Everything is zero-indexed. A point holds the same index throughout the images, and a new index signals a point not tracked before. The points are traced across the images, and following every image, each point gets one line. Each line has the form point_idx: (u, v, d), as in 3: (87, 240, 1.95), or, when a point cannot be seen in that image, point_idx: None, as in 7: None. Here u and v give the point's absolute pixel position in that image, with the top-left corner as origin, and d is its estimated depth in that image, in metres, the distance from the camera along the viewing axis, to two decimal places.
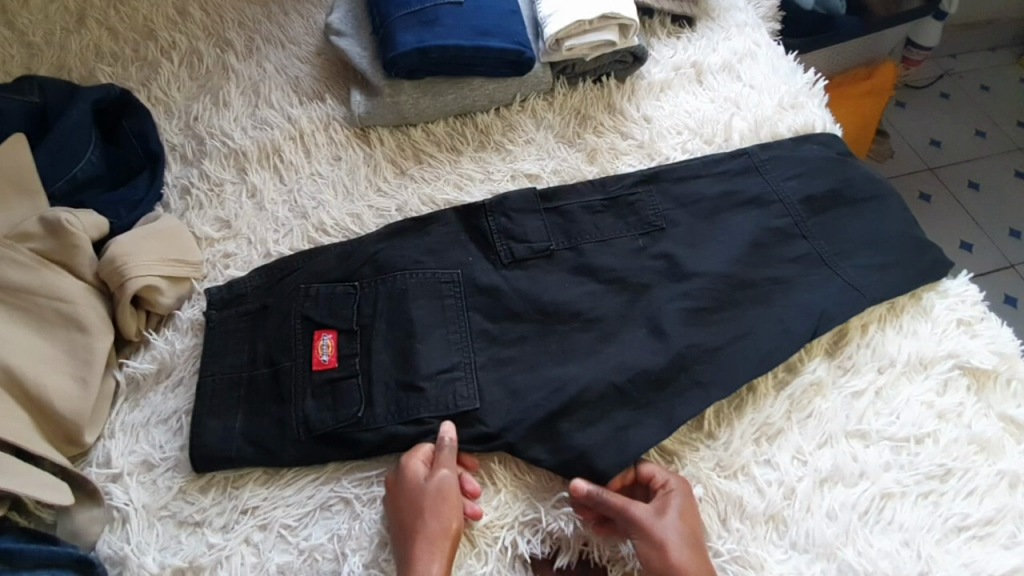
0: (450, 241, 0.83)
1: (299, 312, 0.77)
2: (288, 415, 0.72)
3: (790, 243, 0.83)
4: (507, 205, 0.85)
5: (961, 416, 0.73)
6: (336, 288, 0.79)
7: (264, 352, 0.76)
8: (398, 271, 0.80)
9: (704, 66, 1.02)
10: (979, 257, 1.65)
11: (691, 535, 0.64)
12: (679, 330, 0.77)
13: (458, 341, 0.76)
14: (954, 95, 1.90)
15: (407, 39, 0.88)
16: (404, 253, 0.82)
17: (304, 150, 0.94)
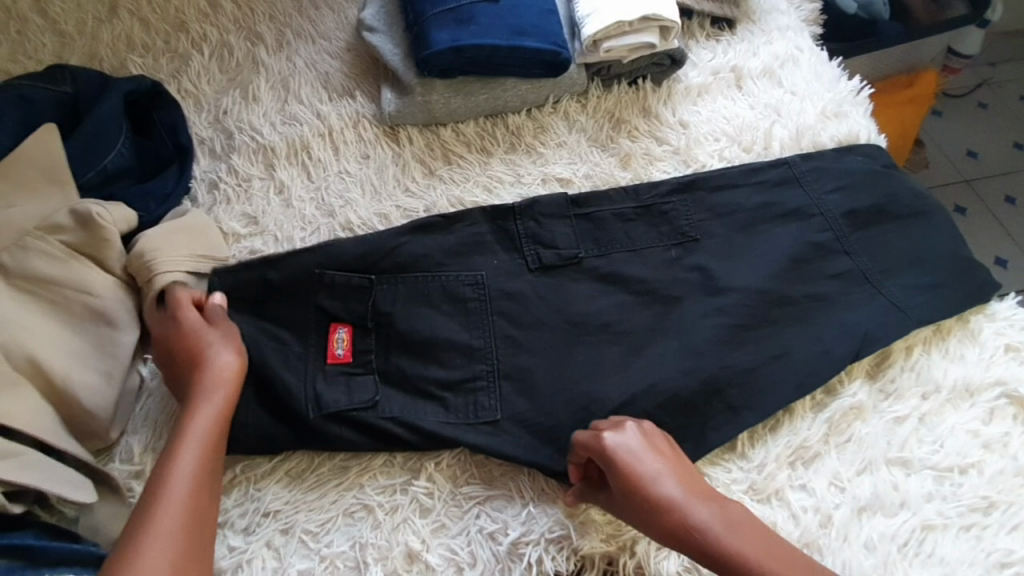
0: (479, 245, 0.82)
1: (314, 300, 0.76)
2: (298, 399, 0.71)
3: (830, 258, 0.80)
4: (537, 210, 0.83)
5: (1008, 447, 0.69)
6: (352, 278, 0.77)
7: (274, 330, 0.75)
8: (420, 271, 0.79)
9: (744, 70, 0.99)
10: (1015, 274, 1.60)
11: (657, 463, 0.64)
12: (713, 345, 0.75)
13: (483, 347, 0.75)
14: (995, 105, 1.83)
15: (441, 37, 0.86)
16: (428, 252, 0.80)
17: (332, 147, 0.92)
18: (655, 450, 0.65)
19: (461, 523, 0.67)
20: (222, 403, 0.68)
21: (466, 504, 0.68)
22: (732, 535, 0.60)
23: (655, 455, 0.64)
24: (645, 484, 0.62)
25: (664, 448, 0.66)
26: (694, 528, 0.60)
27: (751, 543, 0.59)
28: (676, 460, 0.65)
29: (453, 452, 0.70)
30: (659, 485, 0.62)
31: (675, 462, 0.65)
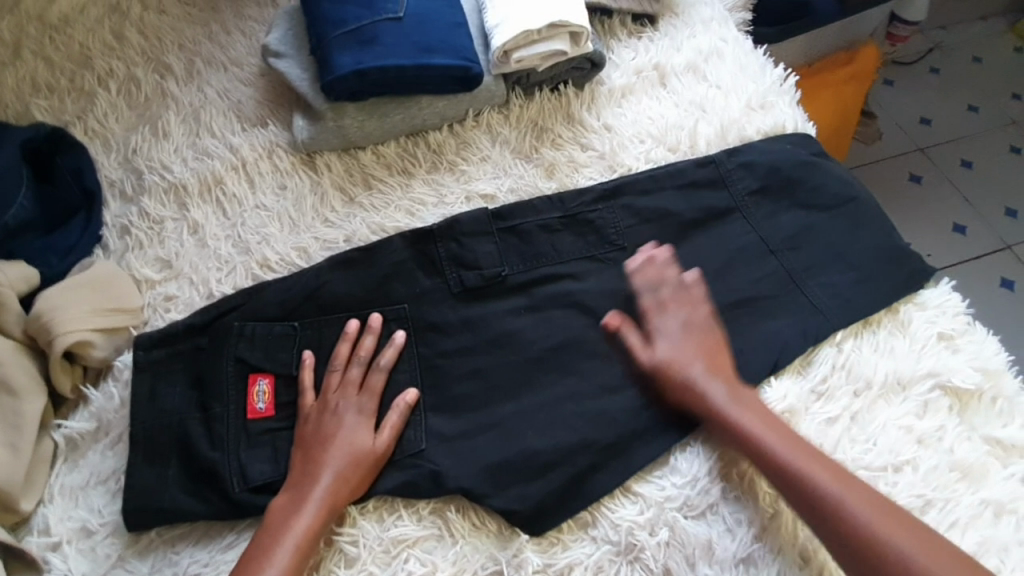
0: (398, 271, 0.78)
1: (233, 353, 0.74)
2: (222, 464, 0.69)
3: (735, 283, 0.78)
4: (457, 229, 0.80)
5: (942, 440, 0.68)
6: (274, 328, 0.76)
7: (197, 396, 0.73)
8: (342, 312, 0.77)
9: (667, 67, 0.96)
10: (973, 240, 1.62)
11: (700, 350, 0.72)
12: (642, 359, 0.73)
13: (407, 382, 0.74)
14: (945, 70, 1.87)
15: (344, 61, 0.83)
16: (348, 289, 0.78)
17: (247, 180, 0.89)
18: (698, 333, 0.73)
19: (389, 570, 0.64)
20: (356, 436, 0.69)
21: (394, 549, 0.65)
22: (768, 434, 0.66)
23: (683, 327, 0.74)
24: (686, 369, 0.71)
25: (712, 336, 0.73)
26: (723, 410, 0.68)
27: (800, 456, 0.64)
28: (718, 347, 0.73)
29: (377, 495, 0.68)
30: (657, 348, 0.73)
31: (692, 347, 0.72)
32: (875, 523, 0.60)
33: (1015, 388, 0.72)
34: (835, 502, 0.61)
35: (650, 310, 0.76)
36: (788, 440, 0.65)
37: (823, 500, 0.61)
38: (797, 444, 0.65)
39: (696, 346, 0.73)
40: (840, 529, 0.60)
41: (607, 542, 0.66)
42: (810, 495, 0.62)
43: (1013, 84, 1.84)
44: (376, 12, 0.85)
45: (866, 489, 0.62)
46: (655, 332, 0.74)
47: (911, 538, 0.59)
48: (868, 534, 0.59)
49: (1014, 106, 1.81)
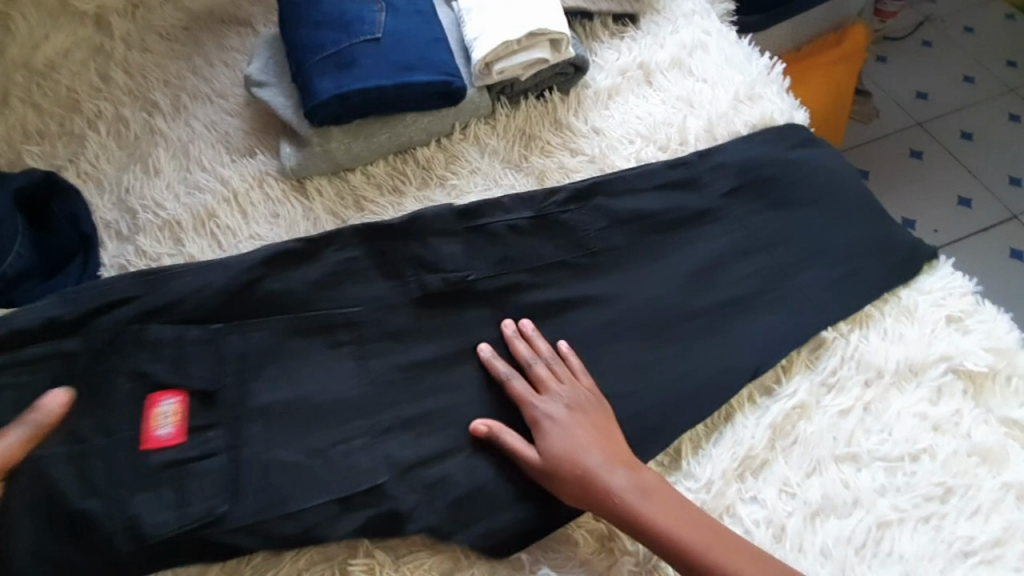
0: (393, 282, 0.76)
1: (144, 376, 0.68)
2: (114, 513, 0.61)
3: (556, 382, 0.70)
4: (442, 242, 0.78)
5: (958, 425, 0.67)
6: (199, 348, 0.70)
7: (91, 424, 0.65)
8: (283, 334, 0.73)
9: (652, 65, 0.96)
10: (978, 212, 1.59)
11: (590, 430, 0.67)
12: (532, 456, 0.66)
13: (370, 403, 0.70)
14: (937, 42, 1.85)
15: (325, 86, 0.82)
16: (298, 308, 0.74)
17: (240, 211, 0.89)
18: (593, 420, 0.68)
19: None
20: None
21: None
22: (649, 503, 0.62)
23: (542, 431, 0.67)
24: (572, 451, 0.65)
25: (597, 417, 0.68)
26: (615, 492, 0.63)
27: (717, 544, 0.60)
28: (617, 438, 0.67)
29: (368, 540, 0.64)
30: (540, 446, 0.66)
31: (606, 426, 0.68)
32: None
33: None
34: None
35: (529, 407, 0.69)
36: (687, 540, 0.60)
37: None
38: (707, 535, 0.61)
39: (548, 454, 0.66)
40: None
41: (626, 554, 0.65)
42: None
43: (1007, 50, 1.82)
44: (354, 35, 0.85)
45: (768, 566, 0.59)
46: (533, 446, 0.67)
47: None
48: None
49: (1010, 72, 1.78)
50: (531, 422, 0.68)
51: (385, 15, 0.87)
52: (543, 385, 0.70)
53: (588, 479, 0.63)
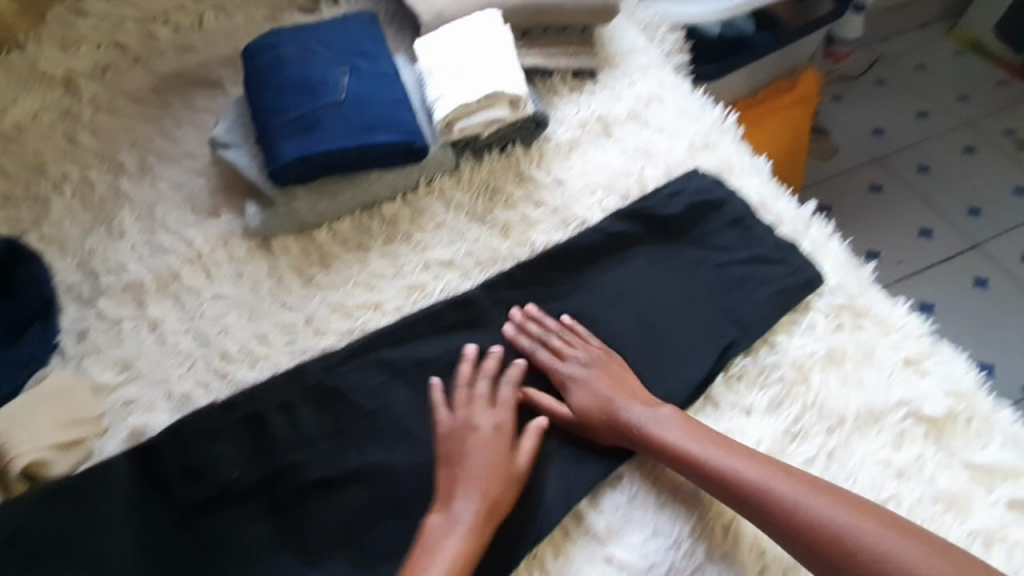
0: (366, 346, 0.80)
1: (168, 480, 0.72)
2: None
3: (573, 347, 0.77)
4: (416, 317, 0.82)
5: (921, 471, 0.67)
6: (212, 445, 0.74)
7: (116, 531, 0.69)
8: (282, 421, 0.75)
9: (610, 118, 0.99)
10: (940, 241, 1.64)
11: (613, 380, 0.74)
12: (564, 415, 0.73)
13: (355, 479, 0.72)
14: (891, 79, 1.94)
15: (288, 149, 0.84)
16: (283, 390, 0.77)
17: (204, 271, 0.89)
18: (604, 372, 0.75)
19: None
20: None
21: None
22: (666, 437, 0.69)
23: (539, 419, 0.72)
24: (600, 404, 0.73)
25: (613, 368, 0.76)
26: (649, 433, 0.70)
27: (753, 469, 0.65)
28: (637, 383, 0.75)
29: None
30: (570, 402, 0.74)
31: (625, 378, 0.75)
32: (847, 514, 0.61)
33: (988, 408, 0.71)
34: (834, 530, 0.60)
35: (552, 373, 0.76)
36: (740, 473, 0.65)
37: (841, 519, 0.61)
38: (725, 458, 0.66)
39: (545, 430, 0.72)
40: (828, 546, 0.60)
41: None
42: (801, 531, 0.61)
43: (958, 84, 1.92)
44: (317, 98, 0.87)
45: (806, 477, 0.64)
46: (521, 448, 0.70)
47: (875, 530, 0.60)
48: (856, 544, 0.59)
49: (962, 105, 1.87)
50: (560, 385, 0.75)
51: (349, 78, 0.89)
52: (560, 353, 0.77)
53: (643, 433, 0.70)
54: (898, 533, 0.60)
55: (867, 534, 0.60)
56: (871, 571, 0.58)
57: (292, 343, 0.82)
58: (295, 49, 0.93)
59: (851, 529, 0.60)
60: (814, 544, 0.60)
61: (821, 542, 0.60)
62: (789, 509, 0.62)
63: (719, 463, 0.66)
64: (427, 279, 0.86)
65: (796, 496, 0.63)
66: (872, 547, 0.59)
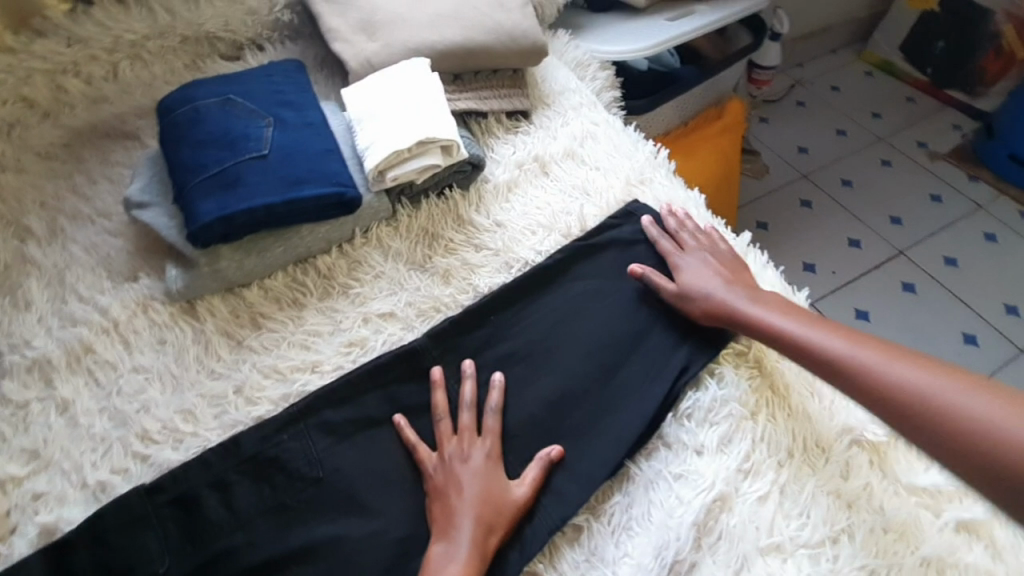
0: (309, 408, 0.73)
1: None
2: None
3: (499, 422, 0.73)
4: (354, 374, 0.75)
5: (870, 500, 0.67)
6: (132, 534, 0.67)
7: None
8: (213, 501, 0.69)
9: (546, 156, 1.00)
10: (868, 251, 1.73)
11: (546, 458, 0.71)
12: (504, 502, 0.67)
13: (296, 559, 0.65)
14: (810, 102, 2.07)
15: (207, 208, 0.79)
16: (211, 467, 0.70)
17: (121, 342, 0.82)
18: (722, 262, 0.86)
19: None
20: None
21: None
22: (755, 297, 0.79)
23: (477, 503, 0.66)
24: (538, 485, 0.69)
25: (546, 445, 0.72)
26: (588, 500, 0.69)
27: (805, 326, 0.75)
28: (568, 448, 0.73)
29: None
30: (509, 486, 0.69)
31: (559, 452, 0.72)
32: (868, 350, 0.70)
33: None
34: (847, 360, 0.70)
35: (482, 453, 0.70)
36: (844, 332, 0.73)
37: (846, 355, 0.71)
38: (810, 317, 0.77)
39: (481, 517, 0.66)
40: (850, 372, 0.69)
41: None
42: (829, 364, 0.71)
43: (870, 104, 2.06)
44: (238, 153, 0.83)
45: (851, 332, 0.73)
46: (455, 539, 0.64)
47: (902, 365, 0.68)
48: (884, 376, 0.67)
49: (875, 123, 2.01)
50: (492, 466, 0.70)
51: (273, 130, 0.86)
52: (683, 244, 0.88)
53: (771, 299, 0.80)
54: (911, 361, 0.68)
55: (908, 372, 0.67)
56: (891, 387, 0.66)
57: (220, 415, 0.75)
58: (215, 101, 0.89)
59: (866, 361, 0.69)
60: (838, 370, 0.70)
61: (847, 372, 0.70)
62: (855, 354, 0.70)
63: (787, 330, 0.75)
64: (367, 333, 0.82)
65: (852, 346, 0.71)
66: (897, 373, 0.67)
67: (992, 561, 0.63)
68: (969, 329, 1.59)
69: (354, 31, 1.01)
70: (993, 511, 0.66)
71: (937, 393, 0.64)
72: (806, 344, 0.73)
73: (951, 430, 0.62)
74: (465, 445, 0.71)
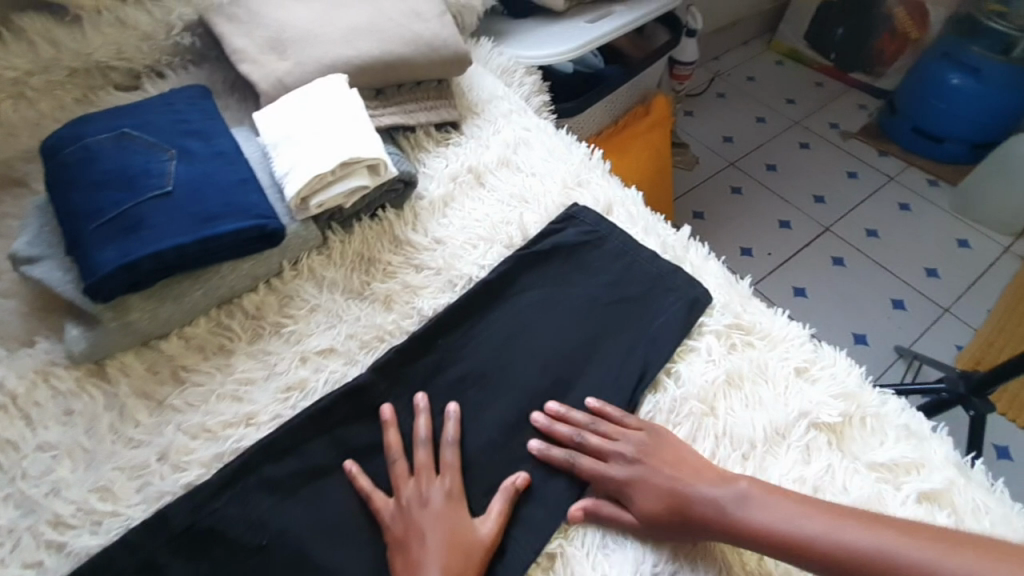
0: (245, 467, 0.66)
1: None
2: None
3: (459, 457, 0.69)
4: (294, 422, 0.69)
5: (834, 482, 0.68)
6: None
7: None
8: None
9: (480, 166, 0.98)
10: (798, 230, 1.81)
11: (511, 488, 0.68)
12: (470, 543, 0.63)
13: None
14: (730, 92, 2.16)
15: (107, 256, 0.70)
16: (136, 551, 0.62)
17: (19, 417, 0.71)
18: (655, 454, 0.68)
19: None
20: None
21: None
22: (634, 492, 0.66)
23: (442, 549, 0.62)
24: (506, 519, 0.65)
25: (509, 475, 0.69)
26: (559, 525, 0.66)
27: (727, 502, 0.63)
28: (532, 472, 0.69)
29: None
30: (475, 524, 0.64)
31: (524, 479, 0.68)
32: (824, 525, 0.60)
33: (877, 402, 0.75)
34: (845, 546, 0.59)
35: (443, 495, 0.66)
36: (777, 497, 0.63)
37: (840, 545, 0.59)
38: (749, 507, 0.63)
39: (448, 564, 0.61)
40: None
41: None
42: (798, 548, 0.60)
43: (784, 90, 2.17)
44: (139, 192, 0.75)
45: (834, 506, 0.62)
46: None
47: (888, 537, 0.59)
48: (838, 547, 0.59)
49: (791, 108, 2.12)
50: (455, 506, 0.65)
51: (177, 164, 0.78)
52: (602, 452, 0.69)
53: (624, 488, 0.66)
54: (842, 521, 0.60)
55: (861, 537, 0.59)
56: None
57: (144, 487, 0.67)
58: (107, 136, 0.80)
59: (820, 536, 0.60)
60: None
61: (802, 552, 0.60)
62: (779, 525, 0.61)
63: (748, 516, 0.62)
64: (306, 374, 0.75)
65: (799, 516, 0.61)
66: (809, 532, 0.60)
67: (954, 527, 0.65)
68: (897, 295, 1.68)
69: (262, 50, 0.94)
70: (947, 477, 0.68)
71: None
72: (767, 533, 0.61)
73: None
74: (425, 488, 0.66)
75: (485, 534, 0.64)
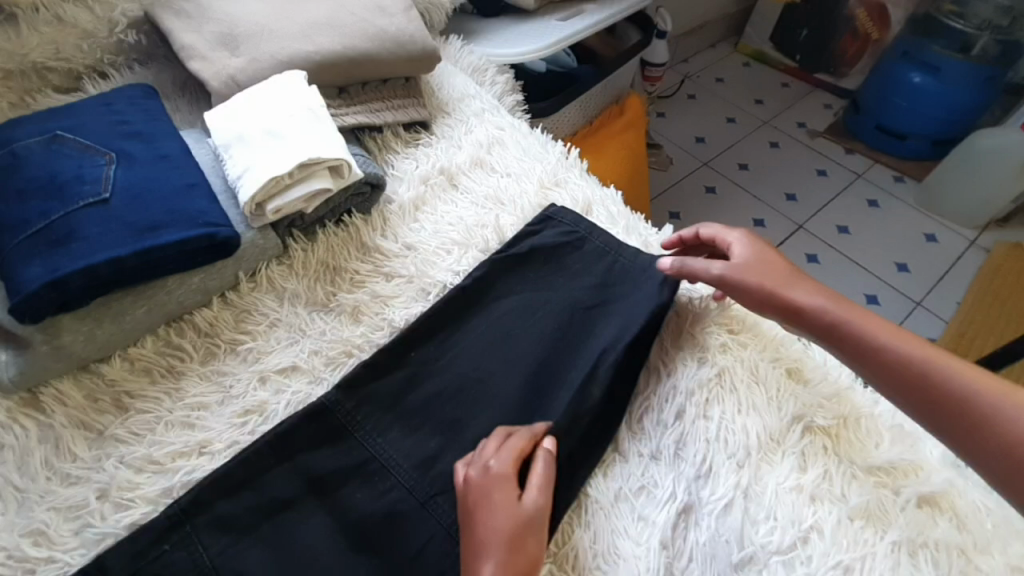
0: (193, 505, 0.59)
1: None
2: None
3: (518, 446, 0.62)
4: (249, 449, 0.62)
5: (832, 489, 0.65)
6: None
7: None
8: None
9: (452, 168, 0.93)
10: (773, 228, 1.81)
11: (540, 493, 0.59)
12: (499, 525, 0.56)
13: None
14: (701, 93, 2.16)
15: (34, 273, 0.62)
16: None
17: None
18: (766, 253, 0.74)
19: None
20: None
21: None
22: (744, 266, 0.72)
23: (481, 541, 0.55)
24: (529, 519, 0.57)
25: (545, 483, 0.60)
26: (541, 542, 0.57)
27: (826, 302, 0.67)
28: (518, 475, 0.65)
29: None
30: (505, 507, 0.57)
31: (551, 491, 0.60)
32: (894, 343, 0.63)
33: (868, 401, 0.73)
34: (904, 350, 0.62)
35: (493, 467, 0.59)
36: (867, 316, 0.66)
37: (899, 357, 0.62)
38: (816, 305, 0.67)
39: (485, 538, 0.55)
40: (935, 389, 0.60)
41: None
42: (860, 342, 0.64)
43: (753, 91, 2.19)
44: (71, 201, 0.67)
45: (900, 332, 0.64)
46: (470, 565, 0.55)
47: (949, 367, 0.60)
48: (904, 362, 0.62)
49: (760, 108, 2.14)
50: (501, 483, 0.58)
51: (117, 169, 0.71)
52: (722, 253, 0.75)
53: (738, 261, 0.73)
54: (924, 351, 0.62)
55: (926, 360, 0.61)
56: (954, 393, 0.59)
57: (83, 530, 0.59)
58: (37, 140, 0.73)
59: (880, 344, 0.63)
60: (931, 393, 0.60)
61: (870, 354, 0.63)
62: (859, 330, 0.65)
63: (827, 319, 0.66)
64: (266, 396, 0.69)
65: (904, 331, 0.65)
66: (889, 347, 0.63)
67: (958, 533, 0.62)
68: (872, 290, 1.69)
69: (213, 47, 0.88)
70: (945, 479, 0.66)
71: (987, 398, 0.58)
72: (839, 326, 0.65)
73: (1012, 457, 0.55)
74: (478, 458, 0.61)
75: (510, 517, 0.56)
